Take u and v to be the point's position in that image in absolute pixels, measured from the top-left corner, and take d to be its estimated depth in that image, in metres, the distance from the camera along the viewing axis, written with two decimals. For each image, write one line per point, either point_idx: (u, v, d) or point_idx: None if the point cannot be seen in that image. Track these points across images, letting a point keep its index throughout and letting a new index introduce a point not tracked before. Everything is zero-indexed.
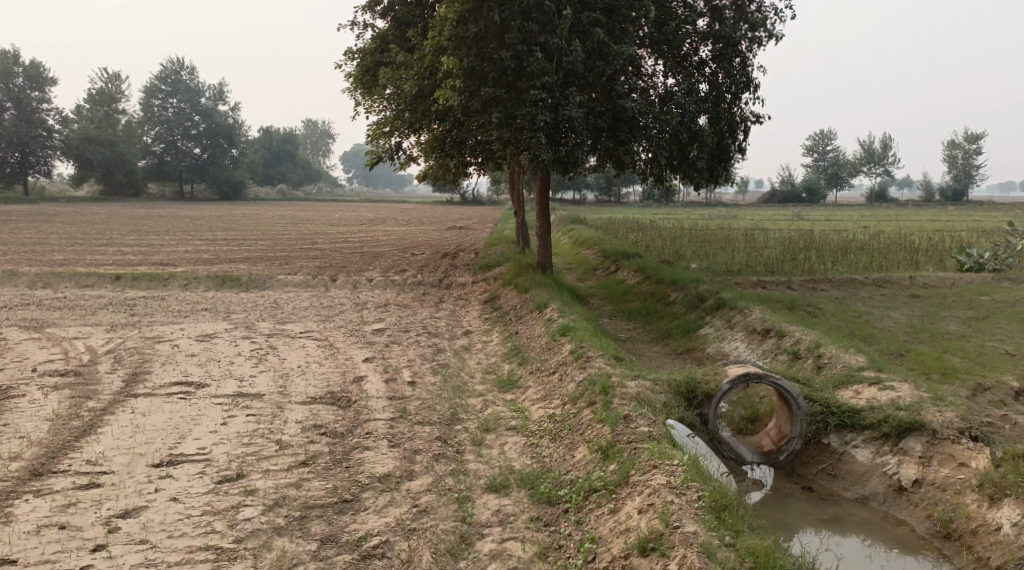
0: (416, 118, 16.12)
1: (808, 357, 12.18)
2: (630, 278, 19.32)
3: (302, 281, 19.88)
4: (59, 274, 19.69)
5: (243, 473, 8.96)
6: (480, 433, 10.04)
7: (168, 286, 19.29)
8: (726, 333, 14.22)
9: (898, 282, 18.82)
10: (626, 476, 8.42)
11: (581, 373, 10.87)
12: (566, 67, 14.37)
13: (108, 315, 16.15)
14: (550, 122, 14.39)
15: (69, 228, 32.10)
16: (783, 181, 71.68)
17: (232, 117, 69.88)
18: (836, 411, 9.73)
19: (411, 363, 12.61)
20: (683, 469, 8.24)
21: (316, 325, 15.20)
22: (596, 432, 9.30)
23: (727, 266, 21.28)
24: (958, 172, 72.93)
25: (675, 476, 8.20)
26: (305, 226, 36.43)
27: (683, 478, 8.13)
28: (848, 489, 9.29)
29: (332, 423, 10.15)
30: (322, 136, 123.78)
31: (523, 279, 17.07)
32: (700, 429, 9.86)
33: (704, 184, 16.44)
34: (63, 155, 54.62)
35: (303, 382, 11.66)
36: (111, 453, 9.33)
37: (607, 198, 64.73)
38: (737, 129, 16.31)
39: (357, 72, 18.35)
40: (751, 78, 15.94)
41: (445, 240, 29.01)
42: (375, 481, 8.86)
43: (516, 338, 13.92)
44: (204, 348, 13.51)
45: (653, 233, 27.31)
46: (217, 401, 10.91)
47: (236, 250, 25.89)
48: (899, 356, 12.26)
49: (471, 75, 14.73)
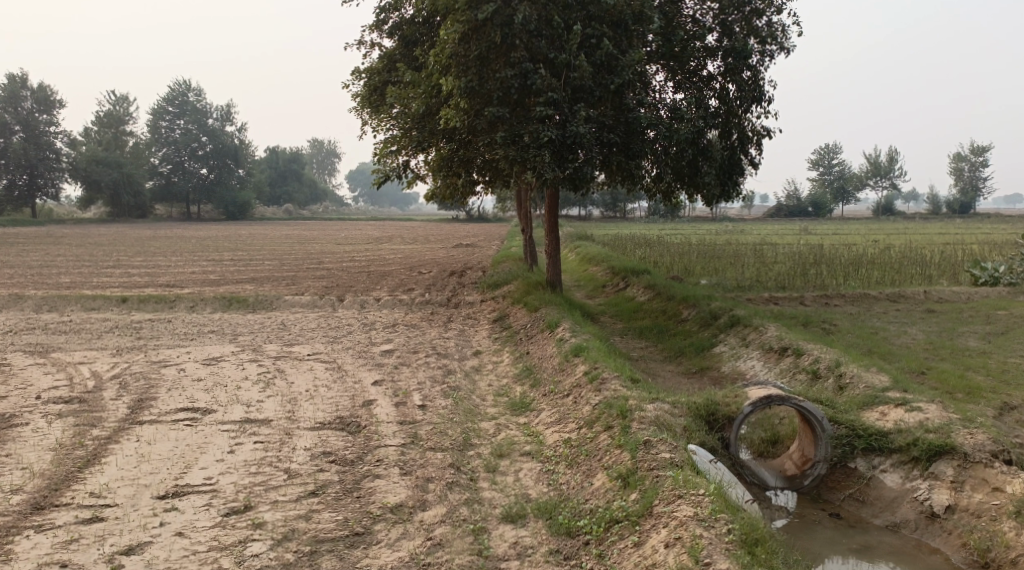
0: (423, 137, 15.91)
1: (828, 376, 11.88)
2: (641, 295, 19.04)
3: (309, 302, 19.65)
4: (65, 297, 19.49)
5: (251, 505, 8.69)
6: (494, 459, 9.76)
7: (174, 308, 19.08)
8: (741, 351, 13.93)
9: (912, 297, 18.50)
10: (649, 507, 8.13)
11: (596, 396, 10.59)
12: (574, 83, 14.18)
13: (113, 339, 15.92)
14: (558, 138, 14.15)
15: (77, 250, 31.99)
16: (789, 194, 71.45)
17: (238, 137, 69.98)
18: (863, 434, 9.42)
19: (421, 386, 12.33)
20: (708, 499, 7.95)
21: (324, 347, 14.95)
22: (615, 458, 9.01)
23: (737, 281, 21.02)
24: (965, 185, 72.58)
25: (702, 506, 7.90)
26: (312, 245, 36.27)
27: (711, 509, 7.83)
28: (878, 515, 9.00)
29: (341, 450, 9.87)
30: (327, 155, 124.02)
31: (533, 297, 16.81)
32: (722, 453, 9.59)
33: (715, 200, 16.16)
34: (70, 177, 54.70)
35: (312, 407, 11.39)
36: (115, 485, 9.07)
37: (613, 215, 64.52)
38: (747, 144, 16.02)
39: (363, 91, 18.17)
40: (762, 92, 15.70)
41: (453, 258, 28.78)
42: (387, 512, 8.58)
43: (528, 359, 13.65)
44: (210, 372, 13.27)
45: (661, 248, 27.06)
46: (224, 428, 10.65)
47: (243, 271, 25.71)
48: (921, 375, 11.95)
49: (479, 92, 14.53)
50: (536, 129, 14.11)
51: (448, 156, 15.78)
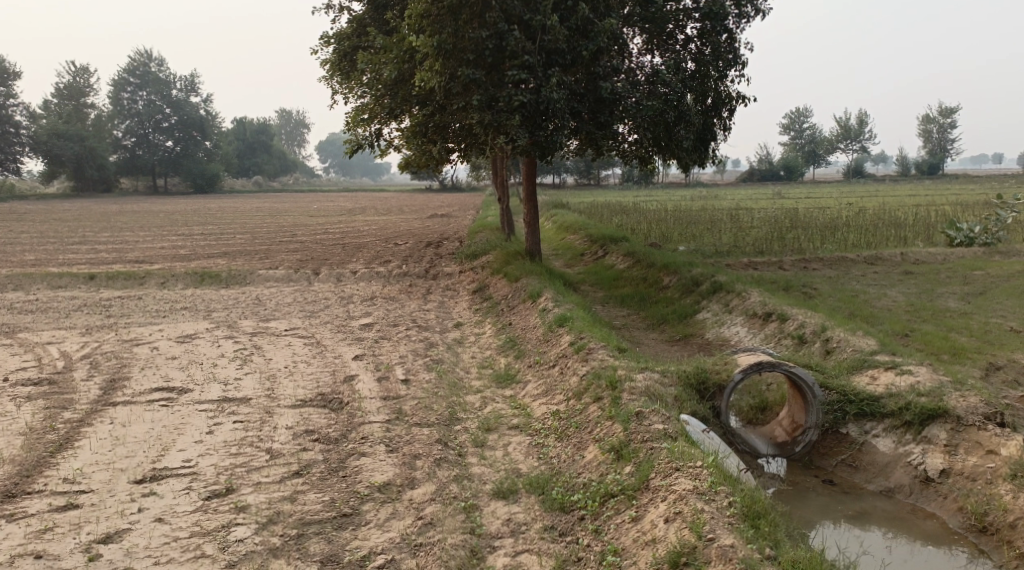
0: (396, 105, 15.53)
1: (814, 341, 11.79)
2: (620, 262, 18.85)
3: (284, 276, 19.29)
4: (32, 276, 19.01)
5: (233, 487, 8.45)
6: (481, 433, 9.57)
7: (145, 285, 18.67)
8: (725, 318, 13.80)
9: (890, 259, 18.43)
10: (645, 481, 8.01)
11: (583, 366, 10.42)
12: (549, 46, 13.88)
13: (82, 317, 15.53)
14: (532, 103, 13.82)
15: (43, 228, 31.30)
16: (761, 158, 71.47)
17: (204, 109, 68.78)
18: (854, 399, 9.37)
19: (403, 359, 12.09)
20: (705, 471, 7.83)
21: (301, 322, 14.65)
22: (606, 430, 8.86)
23: (715, 247, 20.88)
24: (935, 147, 72.96)
25: (701, 480, 7.77)
26: (283, 218, 35.78)
27: (711, 482, 7.71)
28: (872, 481, 8.95)
29: (325, 428, 9.63)
30: (296, 127, 122.58)
31: (512, 267, 16.56)
32: (712, 422, 9.47)
33: (690, 165, 15.93)
34: (32, 152, 53.57)
35: (292, 384, 11.14)
36: (91, 470, 8.79)
37: (585, 182, 64.25)
38: (722, 109, 15.75)
39: (333, 59, 17.75)
40: (737, 56, 15.45)
41: (428, 229, 28.44)
42: (375, 491, 8.38)
43: (510, 330, 13.42)
44: (186, 350, 12.95)
45: (638, 215, 26.86)
46: (202, 408, 10.37)
47: (213, 245, 25.23)
48: (906, 337, 11.87)
49: (451, 55, 14.16)
50: (510, 94, 13.79)
51: (422, 123, 15.43)
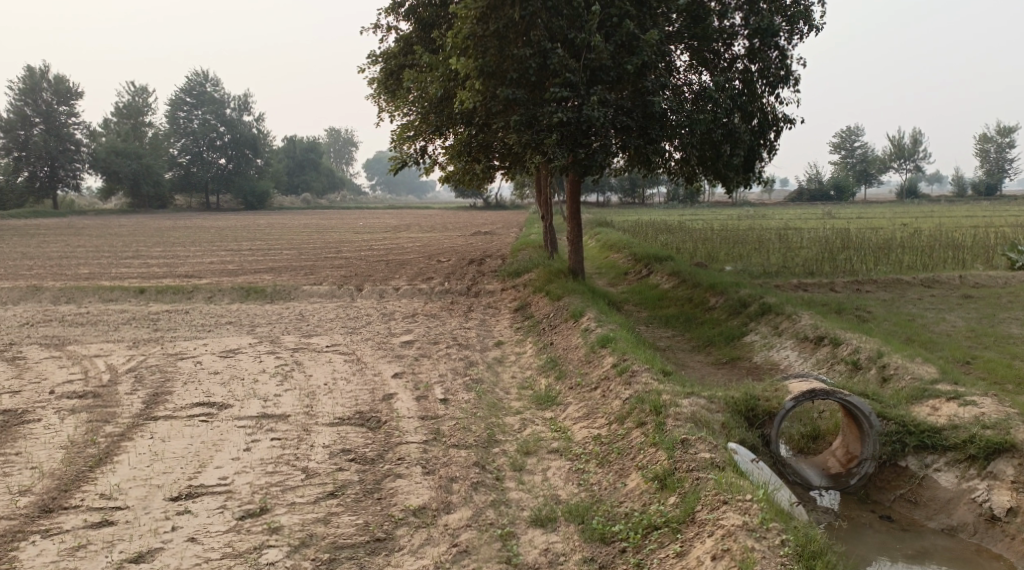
0: (441, 122, 15.42)
1: (869, 368, 11.39)
2: (665, 282, 18.50)
3: (328, 291, 19.25)
4: (83, 289, 19.18)
5: (267, 507, 8.28)
6: (520, 456, 9.31)
7: (192, 299, 18.75)
8: (774, 341, 13.40)
9: (947, 282, 17.87)
10: (691, 513, 7.69)
11: (626, 390, 10.13)
12: (593, 63, 13.68)
13: (129, 331, 15.58)
14: (573, 121, 13.66)
15: (97, 242, 31.71)
16: (811, 178, 70.45)
17: (256, 126, 69.70)
18: (914, 431, 8.95)
19: (443, 378, 11.88)
20: (755, 505, 7.49)
21: (343, 338, 14.53)
22: (650, 458, 8.57)
23: (764, 267, 20.45)
24: (992, 167, 71.41)
25: (751, 515, 7.43)
26: (330, 234, 35.94)
27: (761, 518, 7.37)
28: (933, 518, 8.55)
29: (362, 448, 9.44)
30: (345, 144, 123.85)
31: (555, 286, 16.31)
32: (762, 451, 9.12)
33: (736, 185, 15.62)
34: (90, 168, 54.61)
35: (331, 402, 10.98)
36: (127, 486, 8.68)
37: (631, 201, 63.84)
38: (770, 128, 15.42)
39: (380, 76, 17.72)
40: (788, 73, 15.08)
41: (472, 246, 28.33)
42: (410, 515, 8.16)
43: (552, 350, 13.16)
44: (228, 365, 12.88)
45: (684, 234, 26.46)
46: (240, 424, 10.25)
47: (261, 261, 25.33)
48: (966, 365, 11.42)
49: (494, 74, 14.05)
50: (551, 112, 13.65)
51: (466, 140, 15.29)
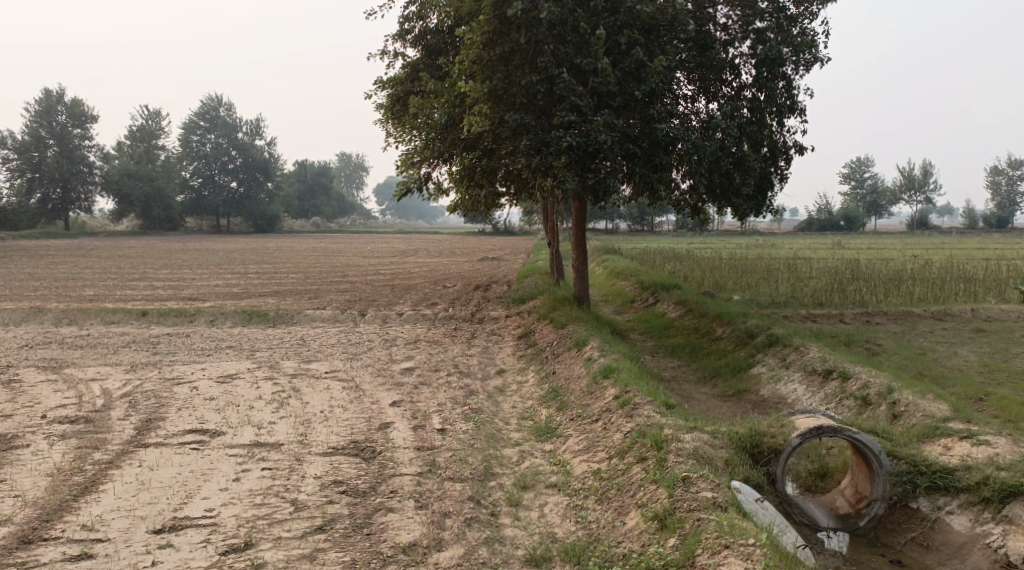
0: (445, 147, 15.24)
1: (880, 404, 11.11)
2: (672, 311, 18.23)
3: (330, 316, 19.03)
4: (85, 310, 19.00)
5: (252, 542, 8.02)
6: (517, 491, 9.03)
7: (194, 322, 18.54)
8: (781, 373, 13.12)
9: (959, 315, 17.56)
10: (690, 557, 7.41)
11: (628, 423, 9.84)
12: (600, 89, 13.51)
13: (129, 354, 15.37)
14: (579, 146, 13.44)
15: (106, 263, 31.62)
16: (821, 207, 70.19)
17: (267, 150, 69.90)
18: (926, 471, 8.67)
19: (442, 407, 11.61)
20: (758, 550, 7.20)
21: (343, 364, 14.28)
22: (650, 496, 8.28)
23: (772, 297, 20.17)
24: (1003, 199, 71.13)
25: (753, 560, 7.14)
26: (338, 258, 35.79)
27: (764, 564, 7.08)
28: (945, 563, 8.25)
29: (354, 480, 9.16)
30: (355, 169, 124.14)
31: (559, 313, 16.06)
32: (767, 489, 8.84)
33: (745, 213, 15.35)
34: (102, 190, 54.72)
35: (326, 430, 10.71)
36: (110, 517, 8.42)
37: (640, 229, 63.66)
38: (780, 157, 15.22)
39: (387, 102, 17.59)
40: (795, 103, 14.89)
41: (478, 272, 28.11)
42: (400, 553, 7.90)
43: (554, 380, 12.88)
44: (224, 390, 12.64)
45: (692, 263, 26.22)
46: (232, 453, 9.98)
47: (266, 284, 25.15)
48: (980, 402, 11.15)
49: (501, 100, 13.89)
50: (556, 137, 13.47)
51: (470, 166, 15.10)
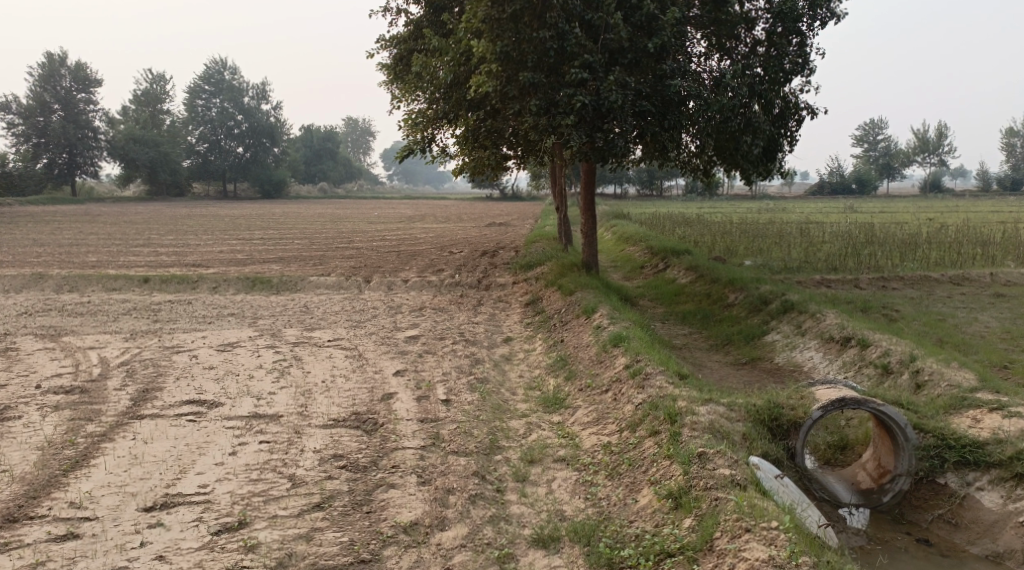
0: (450, 108, 14.69)
1: (901, 373, 10.72)
2: (682, 277, 17.75)
3: (335, 283, 18.60)
4: (87, 277, 18.59)
5: (245, 521, 7.66)
6: (523, 466, 8.65)
7: (197, 289, 18.14)
8: (797, 341, 12.69)
9: (977, 280, 17.06)
10: (708, 541, 7.02)
11: (639, 394, 9.43)
12: (612, 46, 12.96)
13: (129, 321, 14.97)
14: (590, 105, 12.88)
15: (112, 229, 31.17)
16: (832, 170, 69.28)
17: (274, 115, 69.22)
18: (954, 445, 8.28)
19: (446, 377, 11.20)
20: (782, 535, 6.80)
21: (346, 332, 13.88)
22: (664, 472, 7.89)
23: (785, 262, 19.68)
24: (1016, 162, 70.24)
25: (775, 546, 6.74)
26: (344, 224, 35.33)
27: (788, 551, 6.68)
28: (975, 543, 7.86)
29: (354, 454, 8.76)
30: (362, 135, 123.32)
31: (568, 279, 15.60)
32: (787, 465, 8.45)
33: (752, 176, 14.74)
34: (109, 155, 54.26)
35: (327, 401, 10.30)
36: (99, 494, 8.06)
37: (649, 192, 62.95)
38: (788, 118, 14.54)
39: (390, 63, 17.05)
40: (808, 61, 14.21)
41: (485, 237, 27.62)
42: (401, 533, 7.54)
43: (562, 348, 12.46)
44: (224, 359, 12.25)
45: (702, 228, 25.69)
46: (229, 425, 9.55)
47: (272, 251, 24.70)
48: (1004, 370, 10.78)
49: (511, 59, 13.31)
50: (566, 96, 12.91)
51: (474, 127, 14.67)
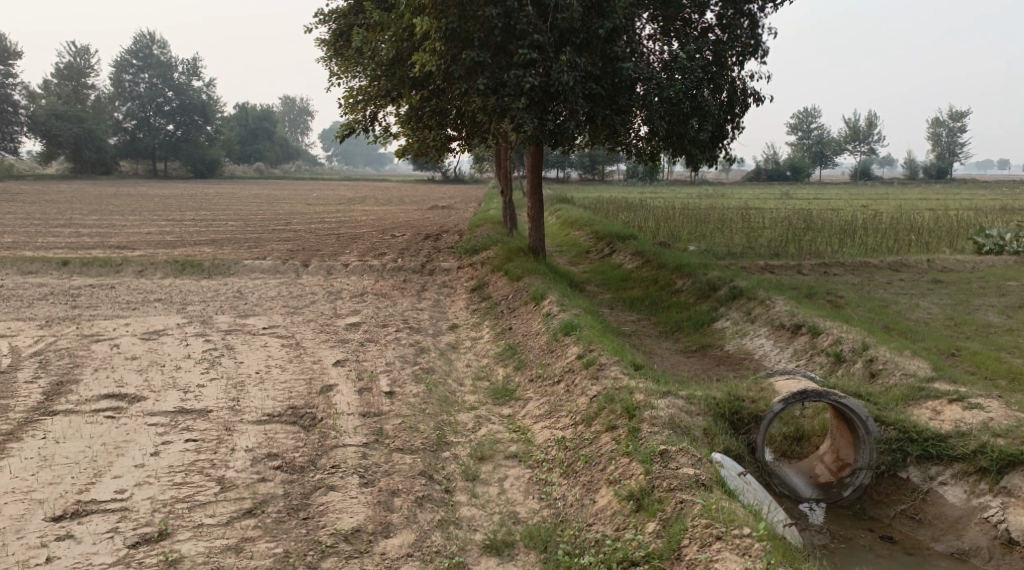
0: (392, 86, 14.03)
1: (854, 361, 10.49)
2: (628, 262, 17.39)
3: (270, 267, 17.85)
4: (1, 259, 17.51)
5: (167, 531, 7.10)
6: (472, 463, 8.21)
7: (122, 273, 17.23)
8: (746, 328, 12.41)
9: (916, 266, 17.02)
10: (676, 550, 6.67)
11: (593, 386, 9.01)
12: (562, 25, 12.44)
13: (46, 308, 14.07)
14: (540, 87, 12.37)
15: (31, 209, 29.72)
16: (768, 157, 69.87)
17: (206, 93, 67.27)
18: (917, 439, 8.04)
19: (389, 368, 10.66)
20: (756, 545, 6.46)
21: (282, 320, 13.22)
22: (624, 471, 7.53)
23: (728, 248, 19.43)
24: (942, 150, 71.71)
25: (747, 557, 6.41)
26: (279, 205, 34.30)
27: (763, 562, 6.35)
28: (940, 539, 7.65)
29: (290, 452, 8.21)
30: (299, 114, 121.00)
31: (514, 265, 15.12)
32: (747, 460, 8.13)
33: (697, 161, 14.26)
34: (30, 132, 52.02)
35: (261, 394, 9.69)
36: (2, 502, 7.41)
37: (589, 176, 62.76)
38: (737, 105, 14.09)
39: (330, 38, 16.35)
40: (760, 43, 13.79)
41: (426, 220, 26.99)
42: (341, 542, 7.04)
43: (510, 336, 12.01)
44: (149, 349, 11.52)
45: (645, 212, 25.36)
46: (153, 422, 8.89)
47: (202, 232, 23.74)
48: (953, 357, 10.62)
49: (457, 36, 12.71)
50: (516, 77, 12.37)
51: (418, 106, 14.02)
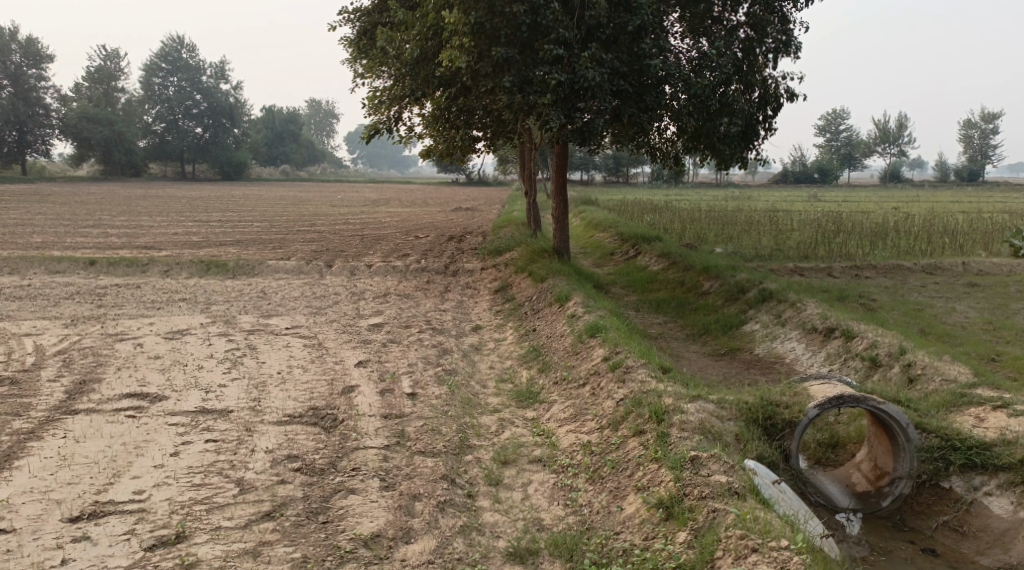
0: (418, 85, 13.85)
1: (890, 366, 10.16)
2: (654, 264, 17.11)
3: (294, 267, 17.72)
4: (28, 259, 17.51)
5: (183, 533, 6.93)
6: (496, 467, 7.99)
7: (147, 273, 17.18)
8: (777, 331, 12.10)
9: (950, 269, 16.60)
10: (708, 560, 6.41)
11: (620, 390, 8.76)
12: (589, 22, 12.25)
13: (71, 306, 14.01)
14: (567, 83, 12.12)
15: (61, 210, 29.90)
16: (796, 159, 69.16)
17: (234, 95, 67.60)
18: (960, 447, 7.73)
19: (411, 369, 10.46)
20: (793, 557, 6.19)
21: (305, 320, 13.07)
22: (653, 477, 7.28)
23: (756, 251, 19.08)
24: (974, 152, 70.64)
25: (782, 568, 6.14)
26: (305, 207, 34.32)
27: None
28: (985, 553, 7.32)
29: (310, 454, 8.02)
30: (325, 117, 121.47)
31: (538, 266, 14.89)
32: (781, 468, 7.85)
33: (727, 163, 13.88)
34: (61, 134, 52.46)
35: (282, 395, 9.51)
36: (19, 502, 7.28)
37: (615, 179, 62.42)
38: (768, 105, 13.81)
39: (354, 37, 16.21)
40: (791, 40, 13.42)
41: (451, 222, 26.81)
42: (360, 547, 6.83)
43: (535, 338, 11.78)
44: (172, 348, 11.39)
45: (672, 214, 25.04)
46: (173, 422, 8.73)
47: (228, 233, 23.72)
48: (994, 362, 10.27)
49: (484, 32, 12.50)
50: (543, 74, 12.14)
51: (444, 105, 13.83)
